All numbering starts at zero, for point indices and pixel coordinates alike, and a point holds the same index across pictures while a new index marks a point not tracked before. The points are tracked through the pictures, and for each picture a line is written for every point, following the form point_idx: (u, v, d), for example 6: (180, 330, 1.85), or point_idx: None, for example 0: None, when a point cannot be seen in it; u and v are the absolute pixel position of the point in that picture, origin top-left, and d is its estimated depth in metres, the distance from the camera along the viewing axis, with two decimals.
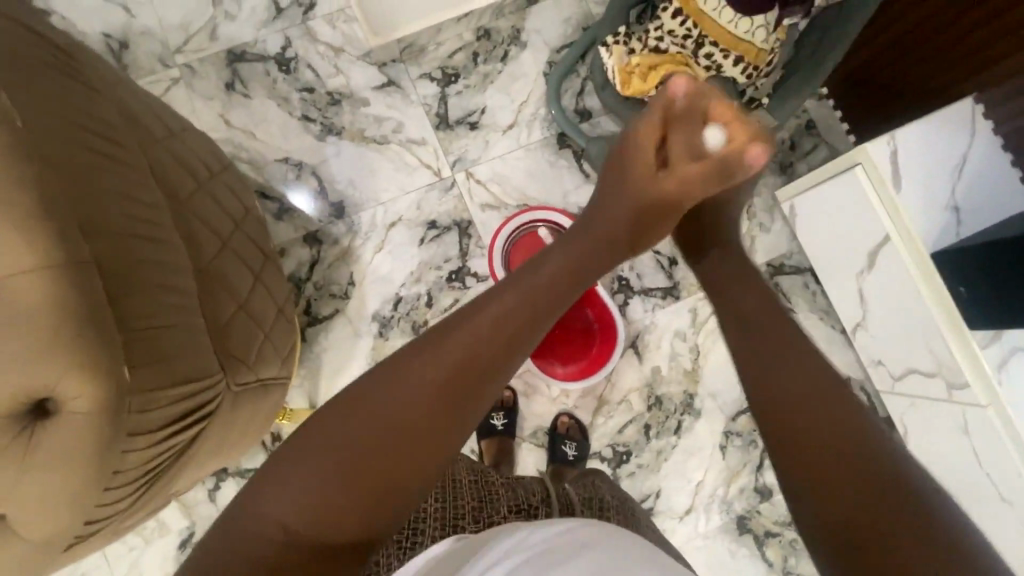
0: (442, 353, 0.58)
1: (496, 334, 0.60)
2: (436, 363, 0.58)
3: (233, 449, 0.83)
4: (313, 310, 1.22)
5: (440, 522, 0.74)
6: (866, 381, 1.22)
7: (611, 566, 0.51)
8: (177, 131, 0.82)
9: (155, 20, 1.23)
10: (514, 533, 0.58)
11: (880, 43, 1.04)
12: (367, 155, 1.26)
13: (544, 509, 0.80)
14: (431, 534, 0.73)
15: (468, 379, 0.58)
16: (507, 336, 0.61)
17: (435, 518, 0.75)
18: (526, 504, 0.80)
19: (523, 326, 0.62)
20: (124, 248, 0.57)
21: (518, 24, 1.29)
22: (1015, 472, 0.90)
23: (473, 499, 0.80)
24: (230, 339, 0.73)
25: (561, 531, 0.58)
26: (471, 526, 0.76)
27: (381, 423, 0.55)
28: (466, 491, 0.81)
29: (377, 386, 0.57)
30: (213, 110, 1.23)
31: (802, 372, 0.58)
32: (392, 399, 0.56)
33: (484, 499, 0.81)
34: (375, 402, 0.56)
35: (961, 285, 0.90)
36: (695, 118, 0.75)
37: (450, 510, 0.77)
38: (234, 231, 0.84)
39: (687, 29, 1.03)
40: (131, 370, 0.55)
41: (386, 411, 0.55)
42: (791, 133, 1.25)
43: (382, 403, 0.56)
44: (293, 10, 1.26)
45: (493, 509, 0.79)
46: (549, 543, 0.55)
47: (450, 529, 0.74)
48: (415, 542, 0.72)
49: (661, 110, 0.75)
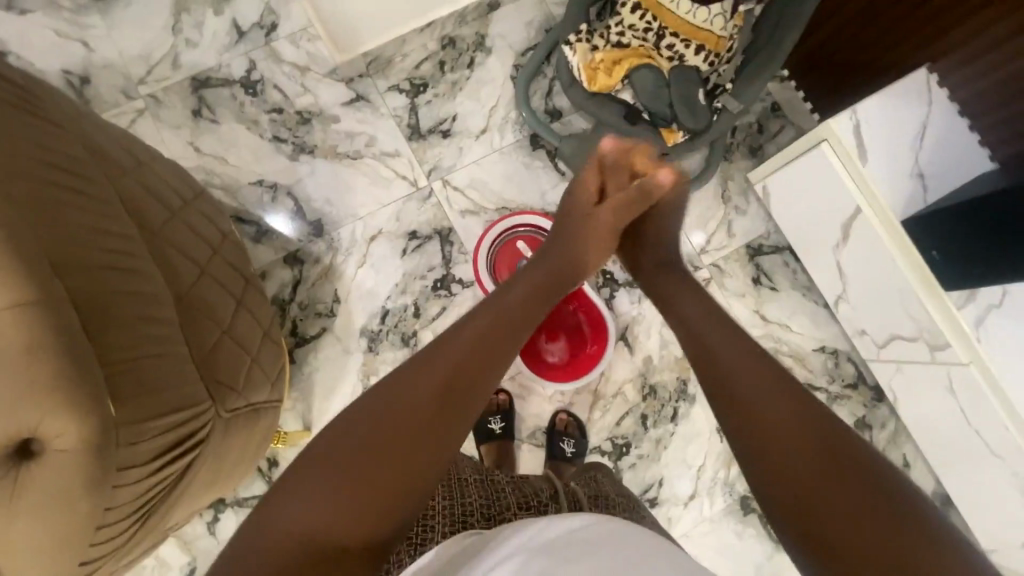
0: (452, 354, 0.64)
1: (475, 353, 0.65)
2: (447, 362, 0.63)
3: (229, 475, 0.82)
4: (300, 331, 1.21)
5: (450, 519, 0.74)
6: (852, 351, 1.24)
7: (627, 553, 0.50)
8: (146, 161, 0.81)
9: (116, 52, 1.22)
10: (526, 527, 0.55)
11: (834, 25, 1.05)
12: (343, 172, 1.25)
13: (553, 506, 0.79)
14: (441, 531, 0.72)
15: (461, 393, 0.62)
16: (480, 361, 0.65)
17: (444, 517, 0.74)
18: (534, 500, 0.80)
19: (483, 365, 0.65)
20: (99, 280, 0.56)
21: (481, 30, 1.30)
22: (1002, 427, 0.95)
23: (480, 498, 0.80)
24: (217, 366, 0.72)
25: (575, 527, 0.55)
26: (482, 523, 0.75)
27: (381, 436, 0.56)
28: (473, 490, 0.81)
29: (384, 397, 0.60)
30: (181, 138, 1.22)
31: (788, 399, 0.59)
32: (404, 400, 0.59)
33: (490, 497, 0.80)
34: (370, 419, 0.58)
35: (933, 250, 0.94)
36: (623, 168, 0.95)
37: (458, 506, 0.76)
38: (212, 257, 0.83)
39: (647, 23, 1.06)
40: (116, 406, 0.54)
41: (389, 416, 0.58)
42: (757, 117, 1.28)
43: (390, 404, 0.59)
44: (255, 32, 1.26)
45: (501, 505, 0.79)
46: (561, 543, 0.51)
47: (460, 526, 0.73)
48: (425, 539, 0.71)
49: (596, 163, 0.95)
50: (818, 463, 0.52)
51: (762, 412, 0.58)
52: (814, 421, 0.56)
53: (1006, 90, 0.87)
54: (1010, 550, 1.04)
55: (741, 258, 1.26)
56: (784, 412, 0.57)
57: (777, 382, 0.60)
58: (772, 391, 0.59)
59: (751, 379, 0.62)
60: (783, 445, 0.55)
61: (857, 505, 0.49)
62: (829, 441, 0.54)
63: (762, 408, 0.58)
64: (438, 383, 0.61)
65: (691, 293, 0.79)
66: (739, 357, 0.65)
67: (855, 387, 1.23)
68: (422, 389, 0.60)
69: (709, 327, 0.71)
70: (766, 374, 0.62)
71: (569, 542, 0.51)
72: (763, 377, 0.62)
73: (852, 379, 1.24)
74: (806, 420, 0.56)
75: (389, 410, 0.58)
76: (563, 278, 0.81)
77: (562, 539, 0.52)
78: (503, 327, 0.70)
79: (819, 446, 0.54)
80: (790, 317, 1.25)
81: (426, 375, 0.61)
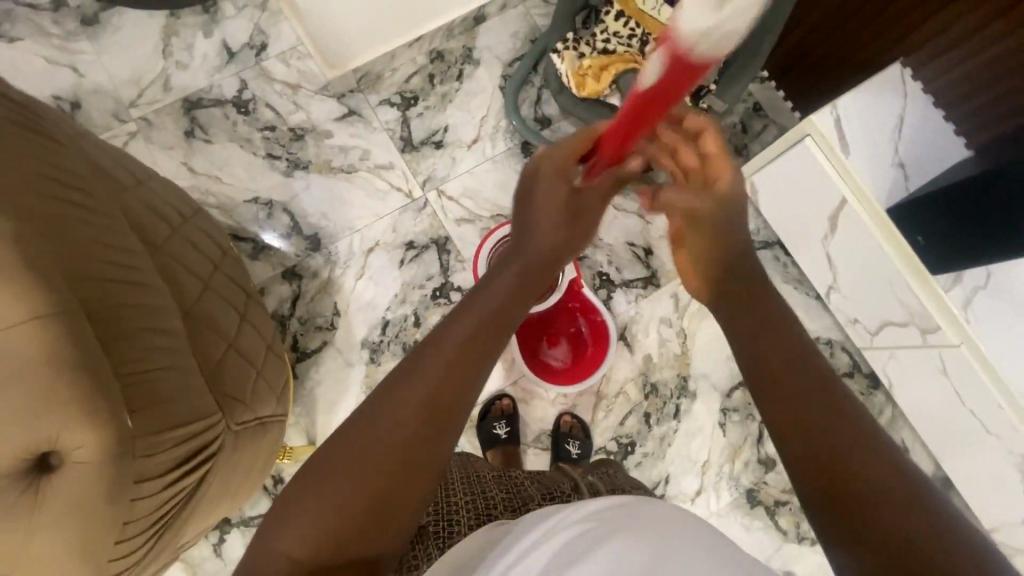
0: (431, 370, 0.52)
1: (471, 344, 0.54)
2: (428, 373, 0.52)
3: (239, 492, 0.82)
4: (300, 345, 1.21)
5: (474, 513, 0.74)
6: (846, 340, 1.27)
7: (663, 539, 0.48)
8: (145, 180, 0.81)
9: (107, 77, 1.23)
10: (558, 512, 0.55)
11: (807, 26, 1.10)
12: (338, 186, 1.26)
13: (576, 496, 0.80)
14: (466, 522, 0.73)
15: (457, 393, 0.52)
16: (475, 352, 0.54)
17: (468, 510, 0.75)
18: (558, 492, 0.81)
19: (478, 358, 0.54)
20: (109, 294, 0.57)
21: (469, 43, 1.33)
22: (995, 406, 0.98)
23: (502, 492, 0.81)
24: (225, 379, 0.73)
25: (602, 509, 0.54)
26: (506, 514, 0.76)
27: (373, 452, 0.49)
28: (494, 486, 0.82)
29: (373, 408, 0.51)
30: (175, 159, 1.23)
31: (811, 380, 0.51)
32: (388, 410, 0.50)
33: (512, 491, 0.81)
34: (359, 433, 0.50)
35: (919, 237, 0.97)
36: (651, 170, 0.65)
37: (480, 501, 0.77)
38: (214, 272, 0.84)
39: (630, 30, 1.10)
40: (131, 416, 0.54)
41: (379, 430, 0.49)
42: (741, 116, 1.32)
43: (379, 415, 0.50)
44: (245, 52, 1.27)
45: (522, 499, 0.79)
46: (585, 526, 0.51)
47: (485, 518, 0.74)
48: (452, 532, 0.71)
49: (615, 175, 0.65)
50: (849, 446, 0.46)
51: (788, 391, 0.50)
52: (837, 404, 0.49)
53: (971, 82, 0.89)
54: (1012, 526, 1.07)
55: None
56: (809, 392, 0.49)
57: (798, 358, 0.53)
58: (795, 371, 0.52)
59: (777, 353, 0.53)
60: (800, 419, 0.48)
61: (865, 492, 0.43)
62: (851, 425, 0.47)
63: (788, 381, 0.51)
64: (430, 388, 0.51)
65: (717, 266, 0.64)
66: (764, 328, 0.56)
67: (851, 375, 1.26)
68: (412, 395, 0.51)
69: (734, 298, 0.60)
70: (793, 355, 0.53)
71: (599, 522, 0.51)
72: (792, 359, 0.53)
73: (848, 367, 1.26)
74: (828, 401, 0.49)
75: (378, 425, 0.50)
76: (545, 255, 0.66)
77: (588, 523, 0.51)
78: (500, 314, 0.58)
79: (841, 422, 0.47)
80: None
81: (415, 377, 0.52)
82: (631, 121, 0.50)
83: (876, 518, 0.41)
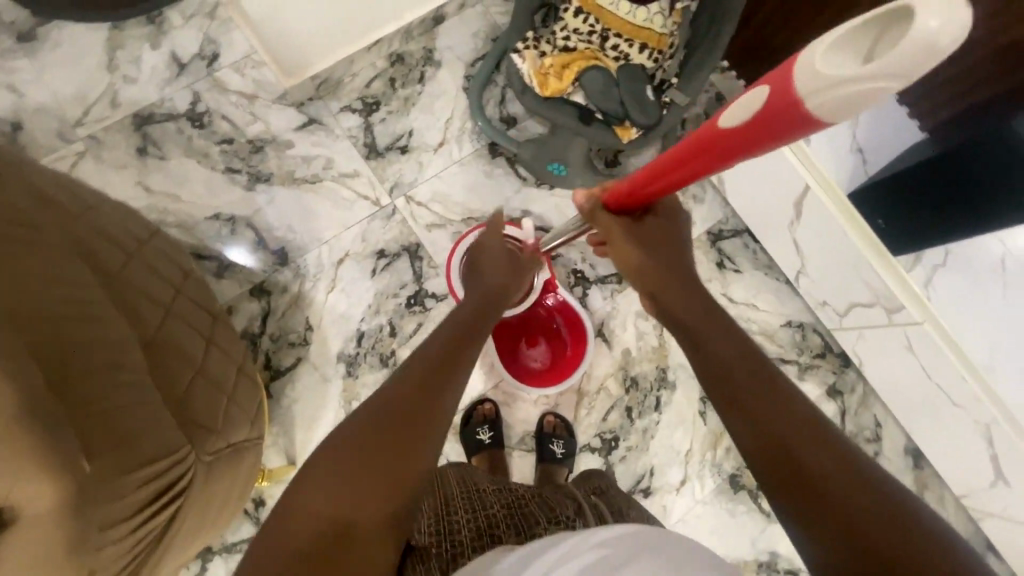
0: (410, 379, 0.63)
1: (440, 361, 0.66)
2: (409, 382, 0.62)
3: (216, 522, 0.79)
4: (274, 363, 1.18)
5: (476, 533, 0.73)
6: (817, 323, 1.30)
7: None
8: (95, 205, 0.77)
9: (49, 95, 1.17)
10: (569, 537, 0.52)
11: (761, 20, 1.12)
12: (303, 197, 1.23)
13: (580, 520, 0.75)
14: (468, 542, 0.71)
15: (435, 393, 0.62)
16: (444, 367, 0.66)
17: (470, 529, 0.73)
18: (564, 516, 0.75)
19: (448, 372, 0.65)
20: (61, 331, 0.54)
21: (429, 45, 1.31)
22: (958, 377, 1.02)
23: (504, 508, 0.79)
24: (194, 408, 0.70)
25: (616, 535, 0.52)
26: (511, 537, 0.72)
27: (364, 439, 0.55)
28: (495, 502, 0.81)
29: (362, 411, 0.59)
30: (128, 178, 1.18)
31: (788, 405, 0.52)
32: (351, 431, 0.56)
33: (513, 507, 0.79)
34: (351, 430, 0.56)
35: (880, 220, 1.02)
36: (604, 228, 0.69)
37: (483, 520, 0.76)
38: (176, 296, 0.81)
39: (590, 26, 1.11)
40: (90, 460, 0.51)
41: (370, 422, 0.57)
42: (705, 107, 1.33)
43: (366, 414, 0.58)
44: (196, 63, 1.22)
45: (525, 515, 0.77)
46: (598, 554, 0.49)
47: (487, 539, 0.72)
48: (455, 553, 0.69)
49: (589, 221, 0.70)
50: (835, 466, 0.46)
51: (763, 412, 0.52)
52: (812, 424, 0.50)
53: None
54: (980, 490, 1.12)
55: (703, 245, 1.30)
56: (790, 421, 0.51)
57: (772, 385, 0.54)
58: (774, 394, 0.53)
59: (752, 380, 0.55)
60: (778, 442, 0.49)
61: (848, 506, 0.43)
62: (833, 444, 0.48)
63: (763, 405, 0.52)
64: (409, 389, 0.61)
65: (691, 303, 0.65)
66: (738, 356, 0.58)
67: (823, 356, 1.28)
68: (393, 396, 0.60)
69: (708, 331, 0.61)
70: (768, 381, 0.55)
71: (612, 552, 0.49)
72: (767, 386, 0.54)
73: (820, 349, 1.29)
74: (803, 422, 0.50)
75: (368, 419, 0.57)
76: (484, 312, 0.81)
77: (604, 550, 0.50)
78: (458, 345, 0.71)
79: (821, 442, 0.48)
80: (755, 296, 1.30)
81: (383, 400, 0.59)
82: (693, 159, 0.51)
83: (856, 533, 0.43)
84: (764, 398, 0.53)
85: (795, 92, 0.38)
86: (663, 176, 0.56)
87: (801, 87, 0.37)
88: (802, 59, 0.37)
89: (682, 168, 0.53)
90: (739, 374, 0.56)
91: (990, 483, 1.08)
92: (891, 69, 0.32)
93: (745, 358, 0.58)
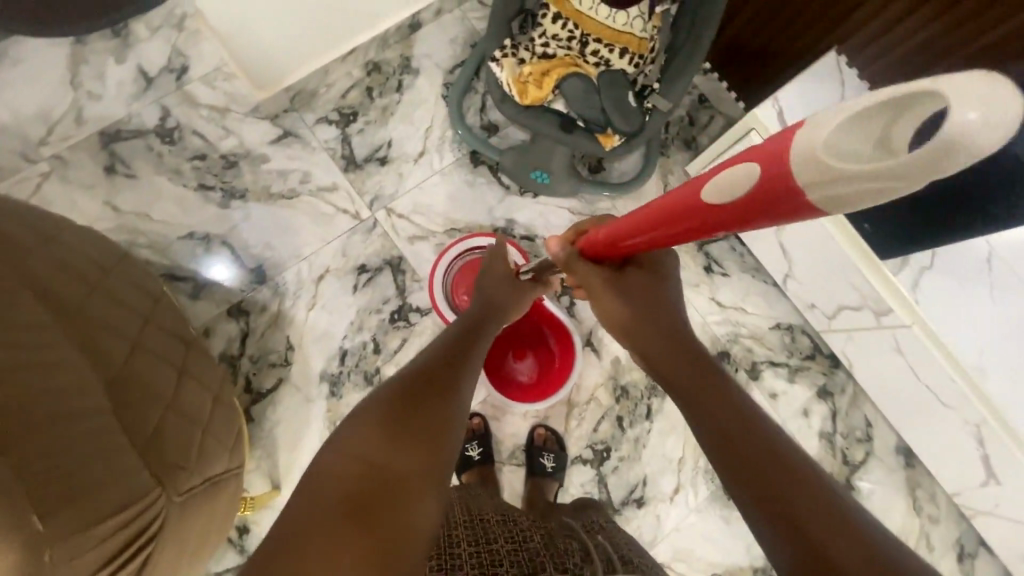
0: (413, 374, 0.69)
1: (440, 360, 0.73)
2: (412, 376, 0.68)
3: (196, 557, 0.77)
4: (255, 385, 1.14)
5: (478, 566, 0.69)
6: (806, 324, 1.29)
7: None
8: (53, 235, 0.73)
9: (10, 115, 1.12)
10: None
11: (744, 18, 1.10)
12: (280, 212, 1.20)
13: (588, 567, 0.71)
14: None
15: (437, 384, 0.68)
16: (444, 365, 0.72)
17: (472, 563, 0.70)
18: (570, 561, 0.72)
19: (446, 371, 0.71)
20: (7, 383, 0.52)
21: (406, 52, 1.28)
22: (946, 379, 1.01)
23: (508, 542, 0.76)
24: (165, 447, 0.67)
25: None
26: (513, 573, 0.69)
27: (373, 422, 0.60)
28: (500, 535, 0.78)
29: (370, 401, 0.65)
30: (96, 199, 1.14)
31: (787, 464, 0.53)
32: (377, 402, 0.63)
33: (518, 542, 0.77)
34: (362, 415, 0.62)
35: (865, 223, 1.00)
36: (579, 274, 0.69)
37: (486, 554, 0.72)
38: (144, 327, 0.77)
39: (569, 31, 1.07)
40: (44, 520, 0.49)
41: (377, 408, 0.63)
42: (687, 109, 1.30)
43: (374, 403, 0.64)
44: (164, 77, 1.18)
45: (530, 553, 0.74)
46: None
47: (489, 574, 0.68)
48: None
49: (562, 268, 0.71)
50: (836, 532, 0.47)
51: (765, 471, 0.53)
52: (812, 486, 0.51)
53: (905, 67, 0.90)
54: (971, 489, 1.12)
55: (690, 249, 1.29)
56: (788, 480, 0.51)
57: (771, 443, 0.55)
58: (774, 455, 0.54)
59: (748, 437, 0.56)
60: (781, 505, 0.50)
61: (824, 531, 0.47)
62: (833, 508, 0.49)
63: (762, 459, 0.54)
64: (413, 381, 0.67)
65: (664, 343, 0.65)
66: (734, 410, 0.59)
67: (812, 358, 1.27)
68: (398, 386, 0.66)
69: (703, 382, 0.61)
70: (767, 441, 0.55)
71: None
72: (764, 444, 0.55)
73: (809, 351, 1.28)
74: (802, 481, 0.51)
75: (375, 405, 0.63)
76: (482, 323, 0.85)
77: None
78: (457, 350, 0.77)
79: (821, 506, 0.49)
80: (744, 300, 1.28)
81: (393, 389, 0.65)
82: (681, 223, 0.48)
83: None
84: (764, 456, 0.54)
85: (789, 173, 0.35)
86: (648, 231, 0.53)
87: (795, 169, 0.34)
88: (804, 136, 0.33)
89: (666, 227, 0.51)
90: (737, 431, 0.56)
91: (981, 483, 1.08)
92: (931, 157, 0.27)
93: (742, 414, 0.58)
